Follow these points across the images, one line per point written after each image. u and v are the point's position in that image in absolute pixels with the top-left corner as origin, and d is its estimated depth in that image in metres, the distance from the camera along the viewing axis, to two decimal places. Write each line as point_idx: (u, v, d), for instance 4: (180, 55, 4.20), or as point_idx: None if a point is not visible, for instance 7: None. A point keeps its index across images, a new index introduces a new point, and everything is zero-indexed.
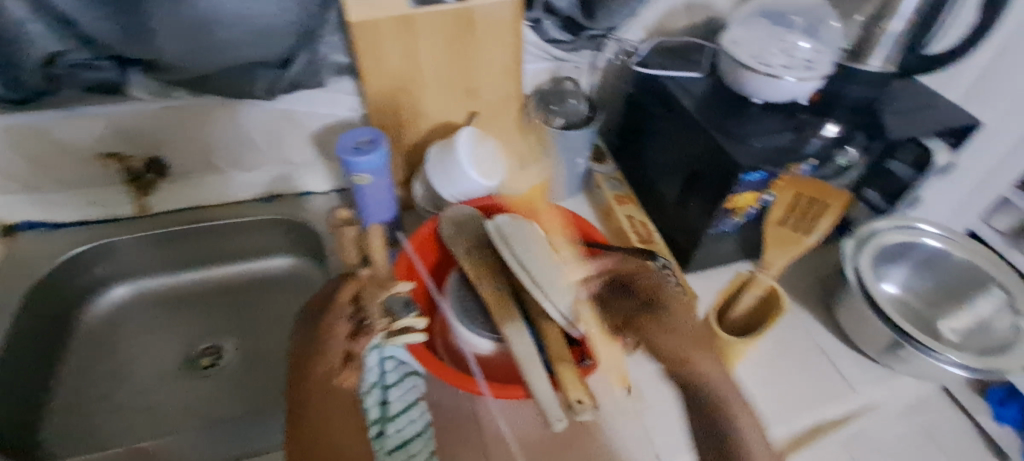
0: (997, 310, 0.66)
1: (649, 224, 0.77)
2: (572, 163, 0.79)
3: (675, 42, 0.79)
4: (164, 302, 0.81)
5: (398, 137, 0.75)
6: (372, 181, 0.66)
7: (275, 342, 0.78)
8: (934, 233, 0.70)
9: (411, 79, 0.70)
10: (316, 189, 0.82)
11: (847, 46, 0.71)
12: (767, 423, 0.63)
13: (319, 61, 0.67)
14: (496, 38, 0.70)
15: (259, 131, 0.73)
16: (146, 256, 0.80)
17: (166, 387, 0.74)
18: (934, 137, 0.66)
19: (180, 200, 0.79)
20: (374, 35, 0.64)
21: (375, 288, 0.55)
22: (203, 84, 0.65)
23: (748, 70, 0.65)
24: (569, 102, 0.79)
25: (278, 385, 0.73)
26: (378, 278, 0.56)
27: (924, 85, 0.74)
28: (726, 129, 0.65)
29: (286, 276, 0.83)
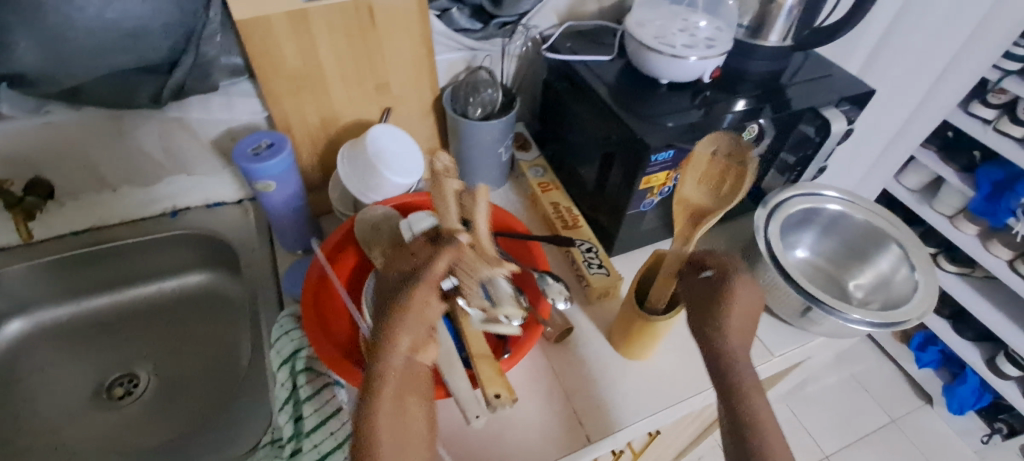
0: (896, 264, 0.70)
1: (574, 209, 0.78)
2: (493, 153, 0.78)
3: (584, 26, 0.80)
4: (69, 332, 0.76)
5: (308, 138, 0.72)
6: (278, 187, 0.63)
7: (196, 363, 0.74)
8: (836, 198, 0.74)
9: (314, 78, 0.67)
10: (227, 199, 0.78)
11: (745, 23, 0.72)
12: (694, 394, 0.65)
13: (208, 63, 0.62)
14: (400, 30, 0.68)
15: (153, 142, 0.69)
16: (42, 286, 0.74)
17: (76, 423, 0.69)
18: (829, 106, 0.70)
19: (74, 222, 0.73)
20: (265, 33, 0.61)
21: (478, 260, 0.43)
22: (78, 96, 0.60)
23: (652, 52, 0.65)
24: (483, 92, 0.76)
25: (200, 407, 0.70)
26: (487, 255, 0.44)
27: (821, 56, 0.78)
28: (637, 111, 0.66)
29: (204, 292, 0.79)
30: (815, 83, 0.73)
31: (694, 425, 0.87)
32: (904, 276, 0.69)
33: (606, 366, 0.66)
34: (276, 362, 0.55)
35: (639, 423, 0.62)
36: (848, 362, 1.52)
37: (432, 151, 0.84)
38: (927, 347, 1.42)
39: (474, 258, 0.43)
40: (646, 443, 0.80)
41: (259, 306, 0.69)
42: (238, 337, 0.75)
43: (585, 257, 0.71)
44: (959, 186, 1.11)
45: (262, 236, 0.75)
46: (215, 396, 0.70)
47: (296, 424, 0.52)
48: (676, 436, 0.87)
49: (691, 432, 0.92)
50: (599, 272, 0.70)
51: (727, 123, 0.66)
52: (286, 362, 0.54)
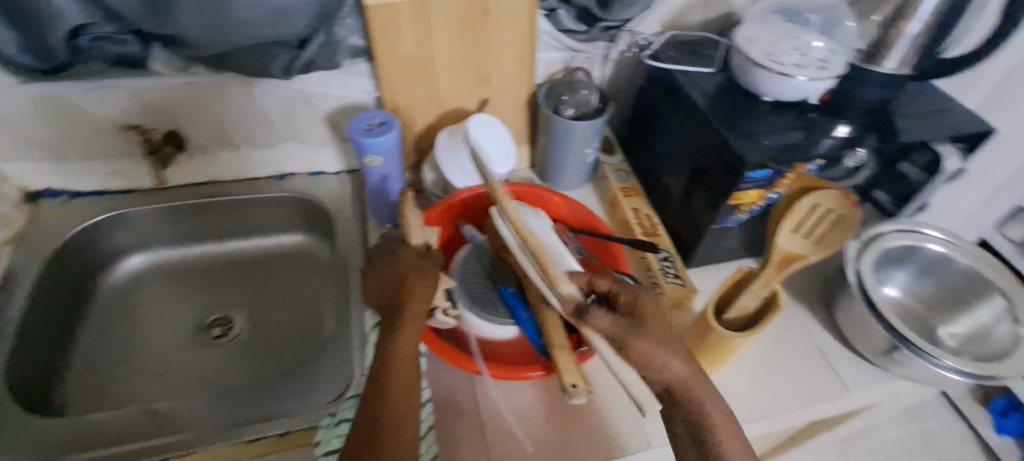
0: (997, 317, 0.67)
1: (654, 217, 0.78)
2: (580, 153, 0.80)
3: (687, 36, 0.79)
4: (179, 273, 0.84)
5: (410, 121, 0.76)
6: (383, 163, 0.68)
7: (284, 315, 0.80)
8: (941, 239, 0.70)
9: (425, 64, 0.71)
10: (327, 169, 0.84)
11: (861, 47, 0.69)
12: (759, 417, 0.64)
13: (336, 43, 0.68)
14: (509, 26, 0.71)
15: (274, 110, 0.75)
16: (163, 227, 0.82)
17: (178, 353, 0.77)
18: (945, 142, 0.66)
19: (196, 174, 0.81)
20: (389, 18, 0.65)
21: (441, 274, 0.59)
22: (221, 62, 0.67)
23: (759, 68, 0.65)
24: (580, 93, 0.79)
25: (284, 356, 0.76)
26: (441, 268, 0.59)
27: (939, 88, 0.74)
28: (735, 127, 0.66)
29: (298, 252, 0.85)
30: (932, 116, 0.69)
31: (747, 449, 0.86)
32: (1006, 330, 0.65)
33: None
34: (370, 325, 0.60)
35: None
36: (915, 417, 1.43)
37: (520, 145, 0.87)
38: (1009, 414, 1.28)
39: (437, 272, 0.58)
40: None
41: (349, 271, 0.74)
42: (323, 298, 0.81)
43: (662, 266, 0.71)
44: None
45: (355, 207, 0.81)
46: (299, 348, 0.76)
47: None
48: None
49: None
50: (675, 282, 0.70)
51: (824, 147, 0.64)
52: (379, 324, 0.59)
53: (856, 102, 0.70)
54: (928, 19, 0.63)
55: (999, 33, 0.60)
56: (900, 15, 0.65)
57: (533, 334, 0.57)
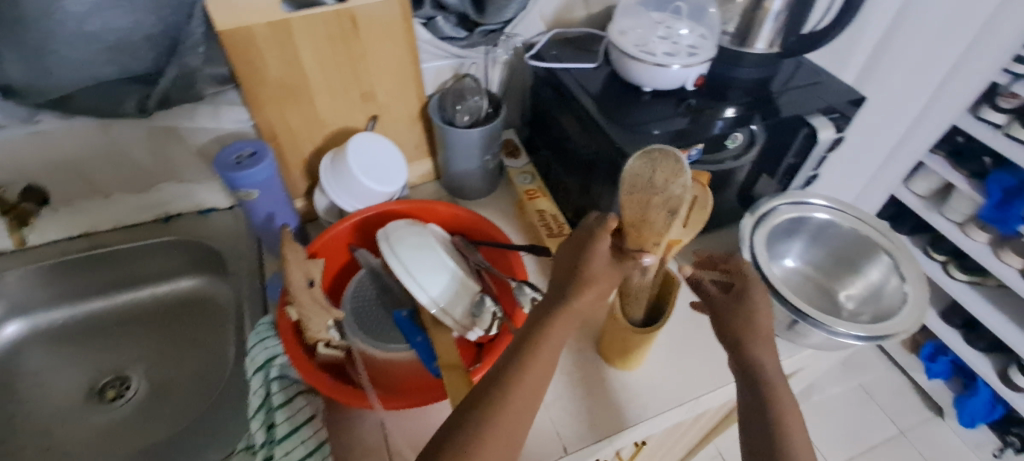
0: (886, 274, 0.69)
1: (560, 216, 0.77)
2: (480, 161, 0.79)
3: (571, 33, 0.80)
4: (66, 336, 0.78)
5: (294, 146, 0.72)
6: (261, 195, 0.64)
7: (186, 366, 0.75)
8: (826, 207, 0.73)
9: (298, 86, 0.68)
10: (218, 206, 0.80)
11: (731, 30, 0.72)
12: (673, 406, 0.64)
13: (192, 73, 0.63)
14: (384, 39, 0.69)
15: (144, 150, 0.70)
16: (39, 290, 0.76)
17: (67, 425, 0.70)
18: (817, 114, 0.69)
19: (66, 228, 0.74)
20: (249, 43, 0.62)
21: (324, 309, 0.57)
22: (68, 106, 0.61)
23: (634, 60, 0.65)
24: (471, 99, 0.77)
25: (187, 411, 0.71)
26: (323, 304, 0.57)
27: (812, 62, 0.76)
28: (620, 119, 0.66)
29: (196, 296, 0.80)
30: (806, 89, 0.72)
31: (683, 434, 0.86)
32: (895, 286, 0.67)
33: (588, 376, 0.65)
34: (250, 369, 0.54)
35: (622, 433, 0.62)
36: (856, 371, 1.49)
37: (420, 158, 0.84)
38: (938, 358, 1.39)
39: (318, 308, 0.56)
40: (631, 455, 0.80)
41: (245, 311, 0.69)
42: (226, 343, 0.76)
43: None
44: (969, 192, 1.08)
45: (250, 242, 0.77)
46: (204, 399, 0.71)
47: (269, 430, 0.51)
48: (665, 446, 0.87)
49: (681, 443, 0.91)
50: None
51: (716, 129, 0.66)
52: (260, 368, 0.54)
53: (734, 84, 0.71)
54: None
55: None
56: None
57: (428, 357, 0.55)
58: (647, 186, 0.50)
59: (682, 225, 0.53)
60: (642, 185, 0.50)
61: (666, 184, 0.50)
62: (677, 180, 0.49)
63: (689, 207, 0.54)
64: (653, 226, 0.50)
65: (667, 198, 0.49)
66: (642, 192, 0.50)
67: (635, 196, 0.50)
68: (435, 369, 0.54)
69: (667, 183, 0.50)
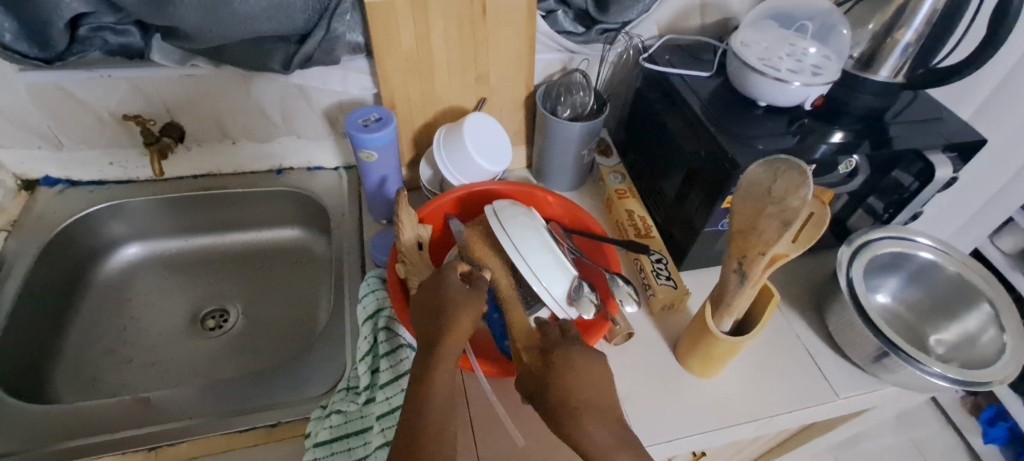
0: (984, 324, 0.67)
1: (649, 219, 0.78)
2: (576, 155, 0.81)
3: (684, 40, 0.81)
4: (175, 265, 0.85)
5: (407, 118, 0.76)
6: (379, 158, 0.68)
7: (278, 308, 0.80)
8: (929, 246, 0.71)
9: (423, 62, 0.71)
10: (326, 165, 0.85)
11: (856, 55, 0.70)
12: (747, 420, 0.64)
13: (334, 39, 0.67)
14: (508, 26, 0.72)
15: (272, 103, 0.75)
16: (161, 219, 0.83)
17: (170, 345, 0.77)
18: (937, 151, 0.67)
19: (193, 166, 0.81)
20: (389, 15, 0.66)
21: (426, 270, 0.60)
22: (220, 54, 0.67)
23: (755, 73, 0.66)
24: (577, 95, 0.80)
25: (276, 350, 0.76)
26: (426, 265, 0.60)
27: (933, 98, 0.75)
28: (730, 130, 0.66)
29: (293, 246, 0.86)
30: (924, 124, 0.70)
31: (737, 452, 0.86)
32: (992, 338, 0.66)
33: (665, 378, 0.66)
34: (360, 318, 0.59)
35: (693, 436, 0.63)
36: (908, 425, 1.44)
37: (516, 145, 0.87)
38: (996, 423, 1.31)
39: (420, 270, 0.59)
40: None
41: (343, 265, 0.74)
42: (317, 293, 0.81)
43: (654, 267, 0.72)
44: None
45: (351, 202, 0.81)
46: (292, 341, 0.77)
47: (373, 375, 0.55)
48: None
49: None
50: (667, 284, 0.70)
51: (819, 153, 0.65)
52: (370, 318, 0.58)
53: (850, 110, 0.71)
54: (919, 29, 0.65)
55: (990, 44, 0.61)
56: (894, 25, 0.66)
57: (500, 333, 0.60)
58: (764, 195, 0.50)
59: (790, 241, 0.51)
60: (759, 193, 0.50)
61: (785, 196, 0.48)
62: (797, 192, 0.48)
63: (801, 222, 0.51)
64: (762, 235, 0.51)
65: (782, 210, 0.49)
66: (756, 202, 0.50)
67: (748, 204, 0.51)
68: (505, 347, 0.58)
69: (786, 196, 0.48)
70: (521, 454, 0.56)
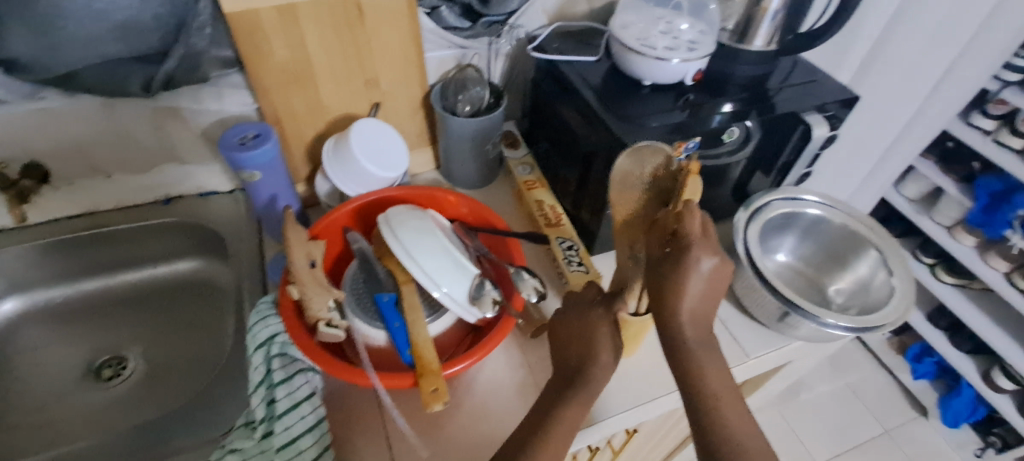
0: (874, 268, 0.71)
1: (558, 207, 0.78)
2: (480, 150, 0.80)
3: (573, 26, 0.81)
4: (63, 315, 0.78)
5: (297, 131, 0.73)
6: (264, 177, 0.64)
7: (182, 347, 0.75)
8: (818, 202, 0.74)
9: (302, 71, 0.68)
10: (219, 189, 0.80)
11: (730, 27, 0.74)
12: (665, 392, 0.65)
13: (199, 55, 0.63)
14: (389, 25, 0.69)
15: (146, 130, 0.70)
16: (36, 268, 0.76)
17: (63, 402, 0.71)
18: (812, 112, 0.70)
19: (69, 207, 0.75)
20: (255, 25, 0.62)
21: (321, 290, 0.56)
22: (72, 83, 0.62)
23: (636, 54, 0.67)
24: (472, 90, 0.77)
25: (182, 391, 0.71)
26: (321, 284, 0.57)
27: (809, 62, 0.78)
28: (617, 111, 0.67)
29: (195, 279, 0.81)
30: (802, 87, 0.73)
31: (673, 424, 0.88)
32: (882, 281, 0.69)
33: None
34: (251, 347, 0.55)
35: (617, 417, 0.63)
36: (843, 371, 1.52)
37: (421, 147, 0.85)
38: (923, 359, 1.42)
39: (316, 291, 0.56)
40: (624, 443, 0.81)
41: (244, 293, 0.70)
42: (223, 325, 0.76)
43: (565, 254, 0.72)
44: (958, 196, 1.11)
45: (249, 225, 0.77)
46: (199, 379, 0.72)
47: (270, 407, 0.52)
48: (656, 435, 0.88)
49: (669, 434, 0.93)
50: (579, 270, 0.70)
51: (713, 123, 0.68)
52: (261, 346, 0.54)
53: (732, 80, 0.73)
54: None
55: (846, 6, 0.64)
56: None
57: (403, 343, 0.56)
58: (637, 177, 0.50)
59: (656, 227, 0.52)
60: (631, 181, 0.50)
61: (657, 173, 0.49)
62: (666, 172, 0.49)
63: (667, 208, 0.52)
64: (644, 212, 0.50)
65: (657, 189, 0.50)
66: (632, 187, 0.50)
67: (625, 194, 0.50)
68: (409, 357, 0.55)
69: (656, 173, 0.49)
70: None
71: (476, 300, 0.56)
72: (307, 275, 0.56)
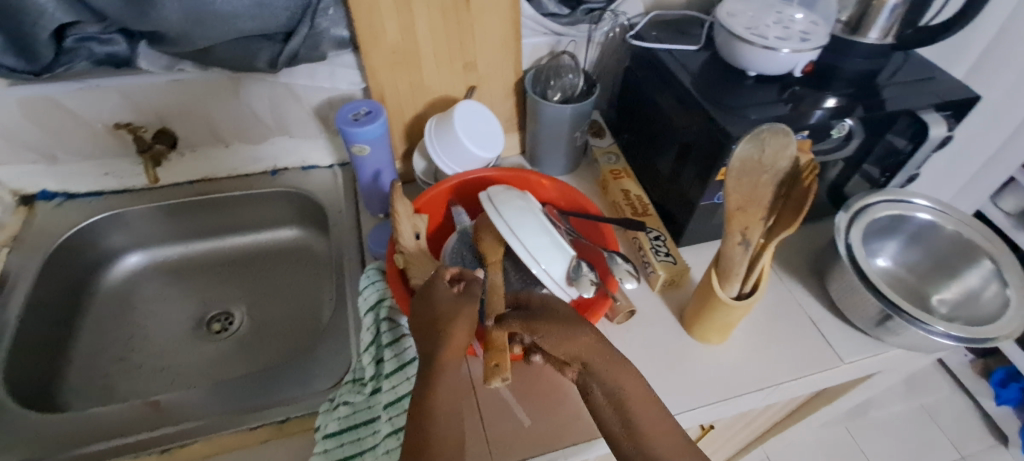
0: (986, 280, 0.67)
1: (644, 197, 0.78)
2: (568, 137, 0.81)
3: (670, 16, 0.80)
4: (178, 271, 0.85)
5: (398, 110, 0.76)
6: (372, 152, 0.68)
7: (280, 308, 0.81)
8: (927, 207, 0.71)
9: (409, 52, 0.71)
10: (320, 163, 0.85)
11: (843, 19, 0.70)
12: (753, 389, 0.64)
13: (319, 34, 0.68)
14: (491, 9, 0.71)
15: (263, 104, 0.76)
16: (159, 226, 0.84)
17: (178, 350, 0.77)
18: (930, 110, 0.67)
19: (189, 172, 0.82)
20: (371, 7, 0.65)
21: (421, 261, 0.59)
22: (206, 56, 0.67)
23: (743, 43, 0.65)
24: (565, 78, 0.80)
25: (281, 348, 0.76)
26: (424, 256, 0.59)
27: (923, 58, 0.74)
28: (721, 102, 0.66)
29: (294, 246, 0.86)
30: (917, 85, 0.70)
31: (744, 425, 0.86)
32: (994, 293, 0.66)
33: (669, 354, 0.66)
34: (362, 308, 0.59)
35: (701, 409, 0.63)
36: (917, 391, 1.44)
37: (509, 132, 0.87)
38: (1008, 384, 1.32)
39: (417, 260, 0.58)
40: (696, 438, 0.81)
41: (343, 261, 0.74)
42: (319, 291, 0.81)
43: (653, 244, 0.72)
44: None
45: (347, 199, 0.82)
46: (296, 339, 0.77)
47: (377, 365, 0.56)
48: (726, 434, 0.87)
49: (739, 435, 0.92)
50: (667, 261, 0.70)
51: (814, 118, 0.65)
52: (371, 309, 0.58)
53: (840, 75, 0.70)
54: None
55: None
56: None
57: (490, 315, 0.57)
58: (757, 168, 0.50)
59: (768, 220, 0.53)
60: (752, 167, 0.50)
61: (776, 162, 0.50)
62: (785, 154, 0.49)
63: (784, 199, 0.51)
64: (760, 201, 0.52)
65: (776, 174, 0.50)
66: (749, 177, 0.51)
67: (744, 182, 0.50)
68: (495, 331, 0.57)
69: (775, 160, 0.50)
70: (528, 434, 0.56)
71: (573, 282, 0.57)
72: (410, 246, 0.59)
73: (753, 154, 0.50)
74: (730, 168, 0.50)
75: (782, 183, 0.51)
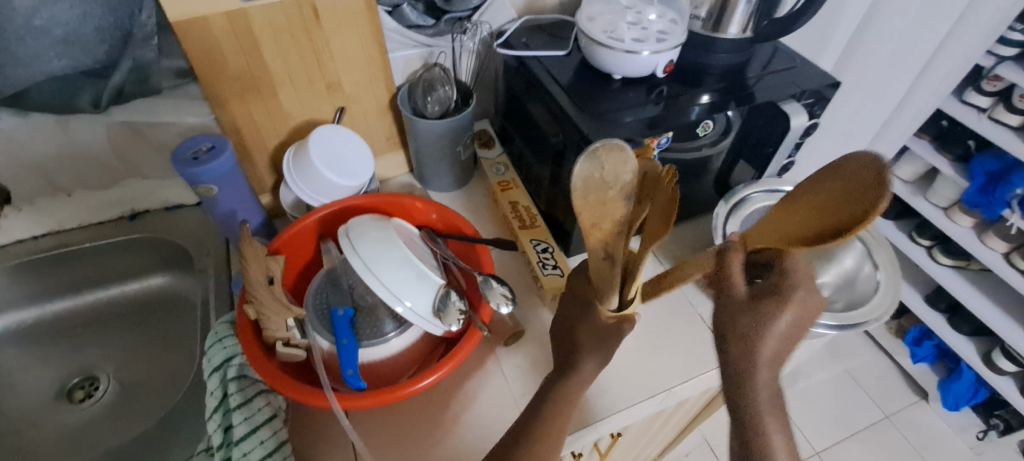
0: (859, 261, 0.69)
1: (533, 207, 0.76)
2: (450, 152, 0.77)
3: (542, 20, 0.78)
4: (33, 337, 0.76)
5: (259, 140, 0.71)
6: (221, 190, 0.62)
7: (154, 366, 0.74)
8: None
9: (258, 78, 0.65)
10: (185, 202, 0.78)
11: (702, 14, 0.70)
12: (645, 398, 0.63)
13: (146, 66, 0.63)
14: (346, 25, 0.66)
15: (103, 146, 0.68)
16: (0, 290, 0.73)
17: (35, 425, 0.70)
18: (789, 100, 0.67)
19: (32, 226, 0.73)
20: (204, 34, 0.59)
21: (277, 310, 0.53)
22: (21, 101, 0.61)
23: (603, 47, 0.64)
24: (440, 89, 0.74)
25: (155, 411, 0.70)
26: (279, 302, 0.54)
27: (790, 48, 0.75)
28: (592, 109, 0.64)
29: (166, 295, 0.79)
30: (781, 76, 0.70)
31: (660, 424, 0.85)
32: (868, 274, 0.67)
33: None
34: (207, 370, 0.54)
35: (594, 426, 0.61)
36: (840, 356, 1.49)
37: (392, 150, 0.83)
38: (922, 342, 1.38)
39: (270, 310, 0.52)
40: (609, 445, 0.79)
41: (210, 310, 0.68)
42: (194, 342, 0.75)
43: (540, 257, 0.69)
44: (953, 177, 1.08)
45: (216, 239, 0.76)
46: (169, 399, 0.71)
47: (226, 432, 0.51)
48: (642, 435, 0.86)
49: (659, 432, 0.91)
50: (554, 273, 0.68)
51: (692, 114, 0.64)
52: (216, 370, 0.53)
53: (706, 70, 0.70)
54: None
55: None
56: None
57: (353, 360, 0.53)
58: (598, 186, 0.45)
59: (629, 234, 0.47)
60: (595, 184, 0.45)
61: (619, 175, 0.45)
62: (624, 167, 0.44)
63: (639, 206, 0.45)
64: None
65: (620, 191, 0.45)
66: (595, 194, 0.46)
67: (590, 199, 0.45)
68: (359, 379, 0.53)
69: (617, 175, 0.45)
70: None
71: (440, 313, 0.54)
72: (259, 293, 0.52)
73: (593, 172, 0.45)
74: (573, 187, 0.45)
75: (631, 196, 0.45)
